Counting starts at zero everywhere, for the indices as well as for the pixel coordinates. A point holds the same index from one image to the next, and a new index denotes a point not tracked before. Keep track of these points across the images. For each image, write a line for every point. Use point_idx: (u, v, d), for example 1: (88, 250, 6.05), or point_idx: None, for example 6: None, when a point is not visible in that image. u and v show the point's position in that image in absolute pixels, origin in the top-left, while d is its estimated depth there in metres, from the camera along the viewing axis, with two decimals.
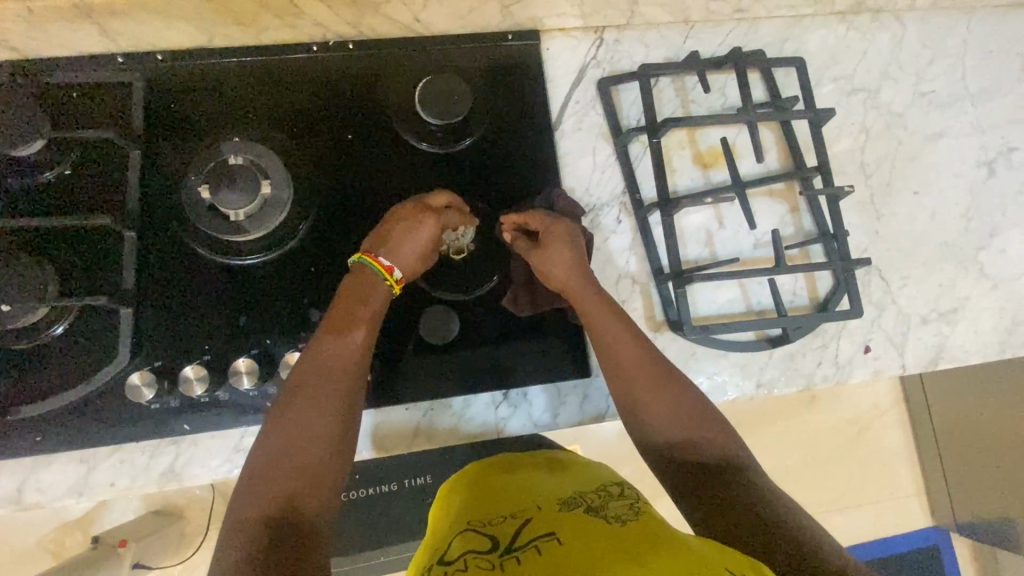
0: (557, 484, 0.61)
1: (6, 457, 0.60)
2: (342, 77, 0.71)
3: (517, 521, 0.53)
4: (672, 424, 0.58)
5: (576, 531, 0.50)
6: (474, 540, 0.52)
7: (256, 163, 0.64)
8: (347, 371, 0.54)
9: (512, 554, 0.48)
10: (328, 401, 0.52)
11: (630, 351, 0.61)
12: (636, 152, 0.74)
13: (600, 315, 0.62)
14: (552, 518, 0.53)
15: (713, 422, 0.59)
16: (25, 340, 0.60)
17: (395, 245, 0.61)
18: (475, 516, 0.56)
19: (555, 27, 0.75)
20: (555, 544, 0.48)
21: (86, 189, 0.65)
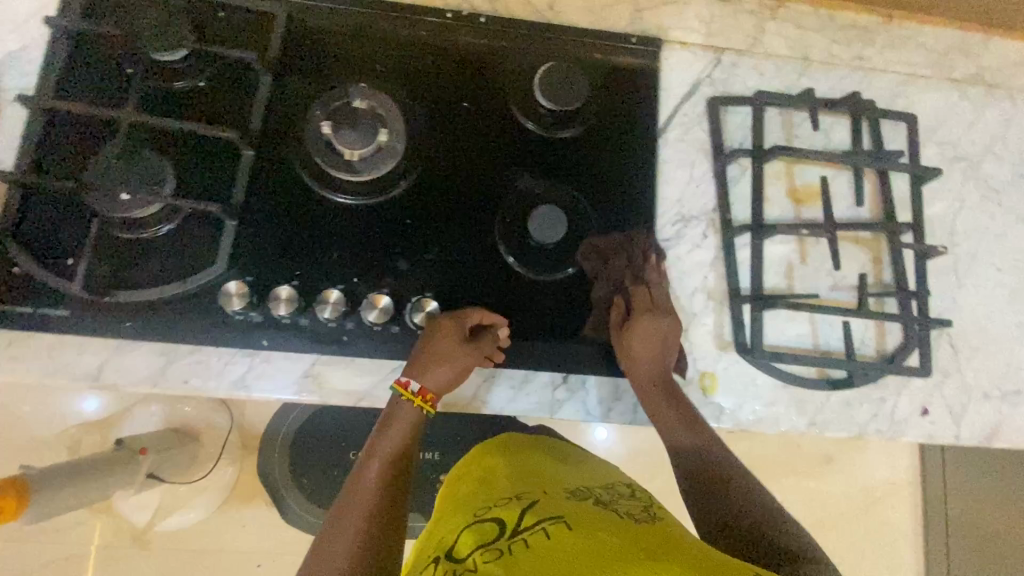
0: (562, 478, 0.65)
1: (94, 335, 0.63)
2: (469, 46, 0.73)
3: (521, 504, 0.57)
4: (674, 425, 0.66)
5: (586, 518, 0.53)
6: (482, 528, 0.55)
7: (377, 110, 0.67)
8: (372, 490, 0.61)
9: (520, 535, 0.52)
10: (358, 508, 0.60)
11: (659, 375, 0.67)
12: (734, 174, 0.75)
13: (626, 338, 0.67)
14: (562, 508, 0.56)
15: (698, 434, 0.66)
16: (133, 230, 0.63)
17: (436, 370, 0.64)
18: (484, 500, 0.60)
19: (678, 40, 0.77)
20: (562, 528, 0.51)
21: (212, 102, 0.68)
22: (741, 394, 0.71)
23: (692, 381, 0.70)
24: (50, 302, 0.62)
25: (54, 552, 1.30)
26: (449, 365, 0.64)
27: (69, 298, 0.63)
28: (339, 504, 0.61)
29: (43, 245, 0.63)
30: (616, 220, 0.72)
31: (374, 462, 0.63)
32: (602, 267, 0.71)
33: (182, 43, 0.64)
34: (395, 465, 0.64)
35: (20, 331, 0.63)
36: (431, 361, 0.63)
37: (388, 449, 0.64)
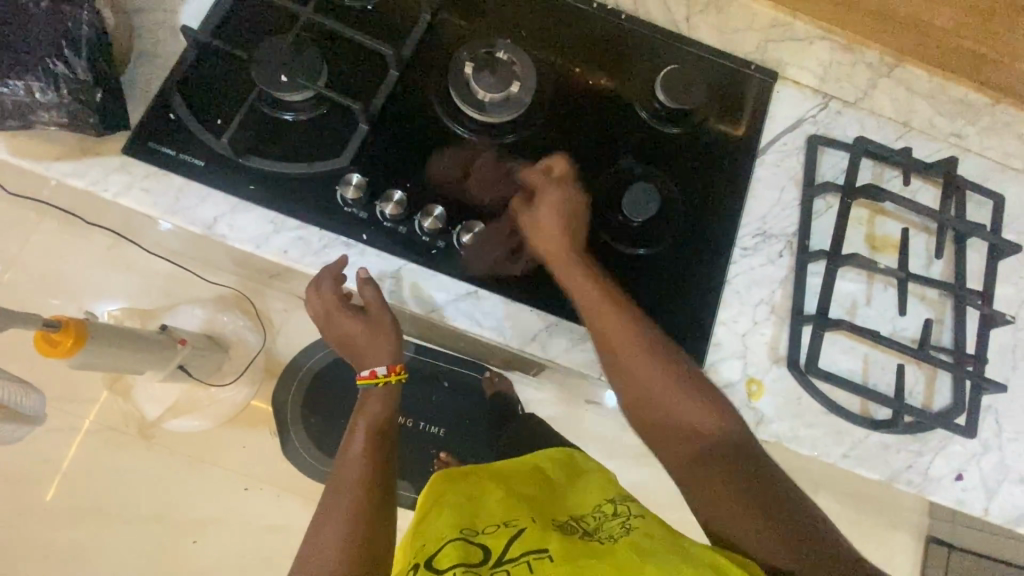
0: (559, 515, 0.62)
1: (220, 188, 0.69)
2: (604, 34, 0.80)
3: (509, 533, 0.59)
4: (655, 383, 0.66)
5: (570, 551, 0.55)
6: (465, 549, 0.57)
7: (515, 65, 0.74)
8: (360, 472, 0.66)
9: (501, 568, 0.55)
10: (348, 473, 0.66)
11: (615, 329, 0.67)
12: (819, 207, 0.79)
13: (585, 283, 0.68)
14: (548, 535, 0.58)
15: (650, 349, 0.67)
16: (279, 110, 0.70)
17: (368, 358, 0.71)
18: (468, 518, 0.61)
19: (792, 77, 0.83)
20: (547, 563, 0.54)
21: (374, 23, 0.76)
22: (784, 409, 0.72)
23: (739, 382, 0.72)
24: (193, 151, 0.69)
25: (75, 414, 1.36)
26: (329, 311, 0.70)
27: (208, 151, 0.70)
28: (334, 481, 0.66)
29: (199, 101, 0.71)
30: (700, 219, 0.77)
31: (356, 443, 0.69)
32: (679, 256, 0.75)
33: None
34: (374, 446, 0.69)
35: (158, 167, 0.69)
36: (343, 335, 0.71)
37: (360, 425, 0.70)
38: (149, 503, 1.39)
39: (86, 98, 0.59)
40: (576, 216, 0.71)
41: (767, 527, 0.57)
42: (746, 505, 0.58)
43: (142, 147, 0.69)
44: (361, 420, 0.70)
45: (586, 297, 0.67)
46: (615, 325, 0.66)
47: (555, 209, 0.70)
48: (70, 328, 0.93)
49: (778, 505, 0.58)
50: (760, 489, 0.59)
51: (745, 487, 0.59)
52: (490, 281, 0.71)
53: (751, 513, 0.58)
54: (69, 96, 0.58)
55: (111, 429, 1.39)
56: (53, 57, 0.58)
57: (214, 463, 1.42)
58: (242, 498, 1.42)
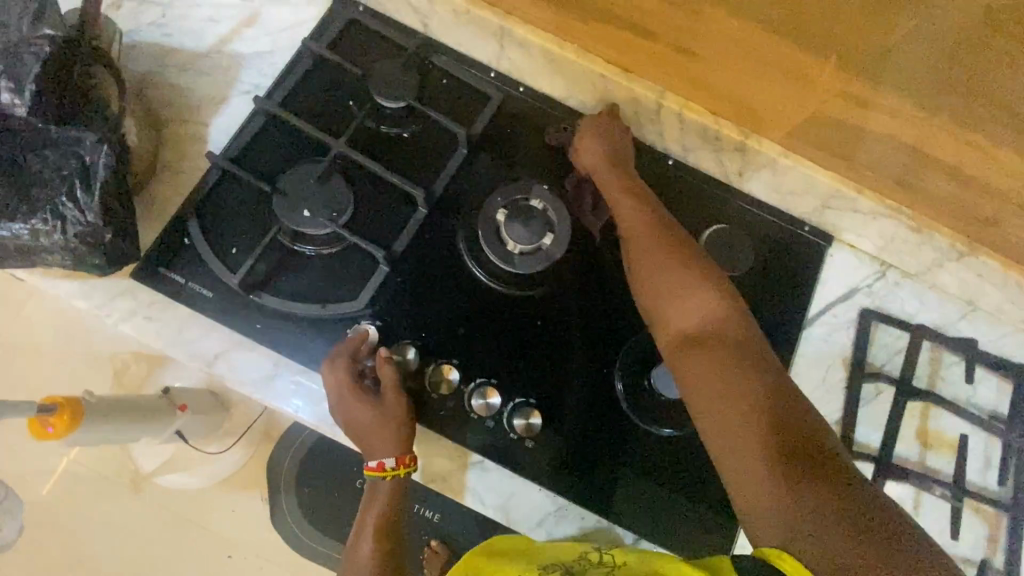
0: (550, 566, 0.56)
1: (226, 325, 0.65)
2: (648, 179, 0.75)
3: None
4: (692, 310, 0.60)
5: None
6: None
7: (551, 215, 0.70)
8: (364, 567, 0.62)
9: None
10: None
11: (667, 266, 0.63)
12: (867, 393, 0.72)
13: (640, 231, 0.66)
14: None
15: (686, 282, 0.61)
16: (297, 243, 0.67)
17: (372, 447, 0.62)
18: None
19: (848, 242, 0.76)
20: None
21: (409, 157, 0.74)
22: None
23: None
24: (204, 281, 0.66)
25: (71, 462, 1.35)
26: (345, 386, 0.62)
27: (218, 282, 0.66)
28: (347, 573, 0.63)
29: (217, 226, 0.68)
30: None
31: (363, 543, 0.63)
32: None
33: (405, 98, 0.71)
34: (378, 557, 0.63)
35: (164, 296, 0.66)
36: (350, 429, 0.63)
37: (369, 523, 0.64)
38: (130, 561, 1.35)
39: (93, 241, 0.56)
40: (615, 149, 0.71)
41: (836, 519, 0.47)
42: (794, 485, 0.49)
43: (152, 274, 0.66)
44: (368, 523, 0.64)
45: (633, 223, 0.66)
46: (655, 266, 0.63)
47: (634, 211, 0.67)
48: (66, 411, 0.90)
49: (825, 477, 0.49)
50: (815, 469, 0.50)
51: (799, 475, 0.49)
52: (499, 452, 0.65)
53: (806, 487, 0.48)
54: (75, 240, 0.55)
55: (102, 479, 1.36)
56: (62, 196, 0.55)
57: (202, 525, 1.39)
58: (225, 566, 1.38)
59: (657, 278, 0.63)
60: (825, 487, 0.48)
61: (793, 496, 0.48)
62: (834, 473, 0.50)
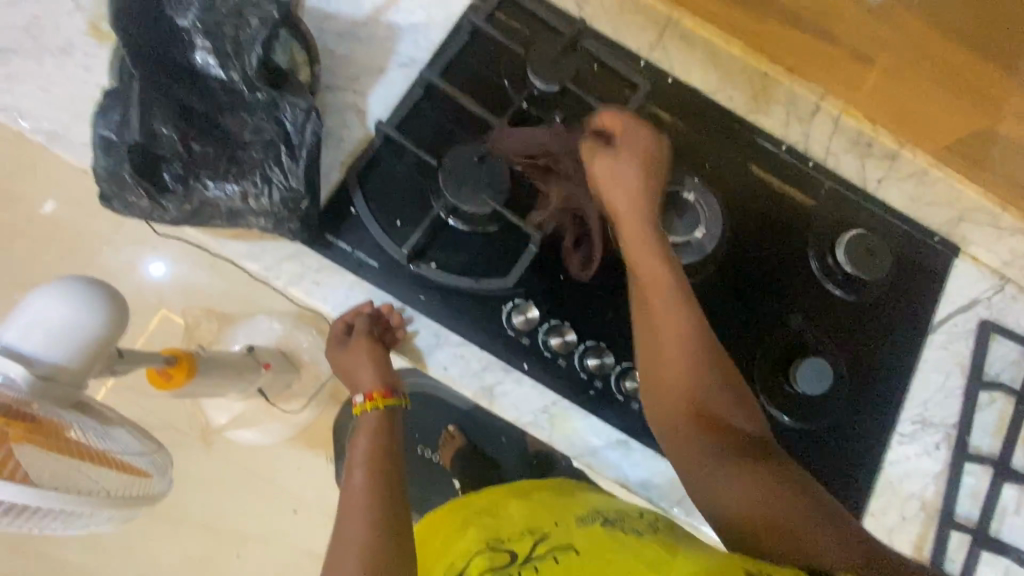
0: (576, 503, 0.70)
1: (392, 294, 0.68)
2: (788, 180, 0.77)
3: (533, 539, 0.62)
4: (660, 331, 0.61)
5: (596, 543, 0.58)
6: (496, 554, 0.61)
7: (701, 210, 0.71)
8: (363, 486, 0.59)
9: (531, 564, 0.59)
10: (360, 494, 0.59)
11: (661, 320, 0.61)
12: (981, 401, 0.76)
13: (653, 262, 0.63)
14: (570, 532, 0.62)
15: (660, 310, 0.61)
16: (458, 219, 0.68)
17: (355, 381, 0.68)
18: (499, 530, 0.65)
19: (973, 254, 0.78)
20: (573, 557, 0.58)
21: (559, 139, 0.74)
22: None
23: None
24: (368, 251, 0.68)
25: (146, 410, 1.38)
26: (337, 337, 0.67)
27: (383, 253, 0.68)
28: (347, 502, 0.59)
29: (381, 198, 0.69)
30: (860, 395, 0.74)
31: (357, 461, 0.62)
32: (835, 433, 0.72)
33: (563, 82, 0.71)
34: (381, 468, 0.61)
35: (331, 261, 0.67)
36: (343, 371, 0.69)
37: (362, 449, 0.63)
38: (200, 510, 1.40)
39: (293, 207, 0.57)
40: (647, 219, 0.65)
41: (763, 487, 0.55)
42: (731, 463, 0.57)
43: (320, 239, 0.67)
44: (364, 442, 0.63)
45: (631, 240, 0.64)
46: (649, 283, 0.62)
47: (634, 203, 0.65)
48: (183, 364, 0.93)
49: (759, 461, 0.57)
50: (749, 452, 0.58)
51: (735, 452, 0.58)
52: (643, 433, 0.69)
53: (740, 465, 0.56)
54: (279, 204, 0.56)
55: (173, 429, 1.40)
56: (271, 161, 0.57)
57: (268, 479, 1.43)
58: (290, 520, 1.42)
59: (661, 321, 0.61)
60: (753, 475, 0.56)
61: (741, 492, 0.55)
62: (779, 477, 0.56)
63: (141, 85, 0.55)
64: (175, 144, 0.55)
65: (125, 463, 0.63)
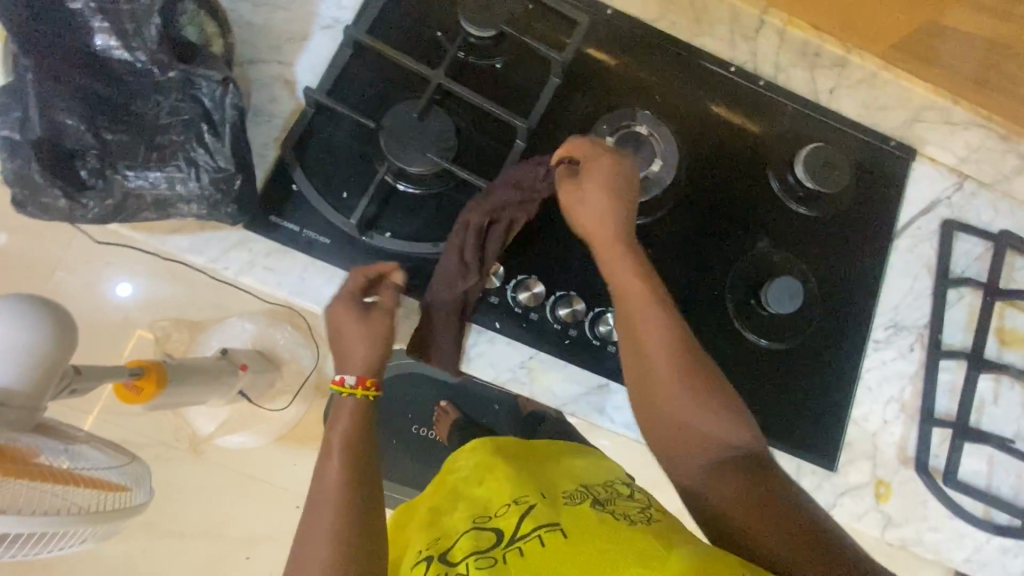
0: (567, 475, 0.67)
1: (348, 268, 0.65)
2: (740, 102, 0.75)
3: (518, 510, 0.59)
4: (648, 360, 0.59)
5: (584, 527, 0.55)
6: (479, 535, 0.58)
7: (656, 143, 0.69)
8: (333, 472, 0.56)
9: (514, 544, 0.55)
10: (328, 483, 0.55)
11: (651, 353, 0.59)
12: (950, 299, 0.76)
13: (628, 280, 0.61)
14: (558, 511, 0.58)
15: (641, 347, 0.60)
16: (406, 183, 0.66)
17: (345, 363, 0.62)
18: (489, 503, 0.63)
19: (931, 155, 0.78)
20: (559, 538, 0.54)
21: (502, 88, 0.71)
22: (911, 513, 0.71)
23: (868, 484, 0.70)
24: (317, 228, 0.65)
25: (129, 428, 1.35)
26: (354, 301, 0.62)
27: (334, 228, 0.65)
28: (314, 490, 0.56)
29: (323, 171, 0.66)
30: (832, 308, 0.74)
31: (334, 437, 0.58)
32: (812, 349, 0.72)
33: (497, 25, 0.67)
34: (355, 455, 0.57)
35: (280, 244, 0.64)
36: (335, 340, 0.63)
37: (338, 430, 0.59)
38: (201, 518, 1.38)
39: (227, 187, 0.54)
40: (616, 214, 0.62)
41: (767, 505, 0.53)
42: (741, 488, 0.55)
43: (264, 223, 0.64)
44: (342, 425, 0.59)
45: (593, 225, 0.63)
46: (614, 258, 0.62)
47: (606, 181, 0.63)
48: (152, 375, 0.89)
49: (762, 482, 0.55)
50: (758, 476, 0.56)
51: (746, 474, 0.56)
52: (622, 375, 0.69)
53: (748, 490, 0.54)
54: (211, 186, 0.53)
55: (160, 444, 1.37)
56: (193, 142, 0.53)
57: (265, 480, 1.41)
58: (294, 515, 1.42)
59: (652, 339, 0.60)
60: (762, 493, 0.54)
61: (752, 515, 0.53)
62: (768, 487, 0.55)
63: (33, 74, 0.50)
64: (84, 135, 0.51)
65: (93, 479, 0.60)
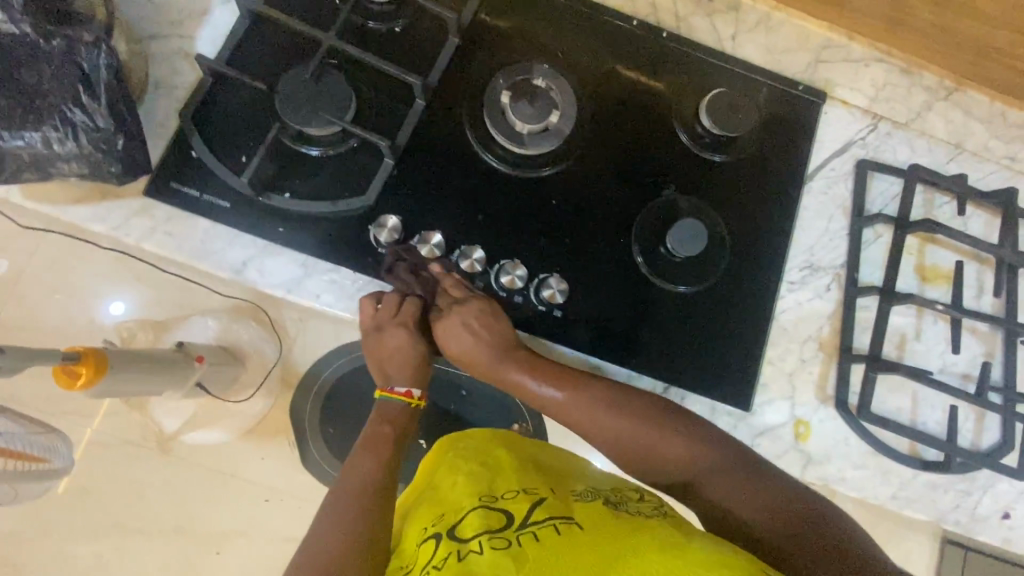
0: (576, 479, 0.70)
1: (249, 231, 0.66)
2: (644, 54, 0.76)
3: (530, 499, 0.63)
4: (589, 430, 0.68)
5: (596, 518, 0.58)
6: (490, 515, 0.61)
7: (555, 95, 0.70)
8: (362, 487, 0.65)
9: (527, 529, 0.58)
10: (357, 490, 0.64)
11: (587, 421, 0.67)
12: (867, 238, 0.76)
13: (522, 377, 0.68)
14: (569, 506, 0.62)
15: (573, 420, 0.68)
16: (302, 143, 0.67)
17: (392, 376, 0.71)
18: (498, 486, 0.66)
19: (841, 97, 0.78)
20: (574, 528, 0.57)
21: (404, 48, 0.71)
22: (833, 450, 0.71)
23: (787, 424, 0.70)
24: (216, 192, 0.66)
25: None
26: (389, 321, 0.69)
27: (234, 192, 0.66)
28: (338, 488, 0.65)
29: (221, 136, 0.66)
30: (746, 252, 0.74)
31: (365, 459, 0.67)
32: (723, 292, 0.72)
33: None
34: (387, 464, 0.67)
35: (182, 210, 0.66)
36: (382, 361, 0.70)
37: (377, 453, 0.68)
38: None
39: (108, 147, 0.57)
40: (463, 302, 0.69)
41: (769, 510, 0.59)
42: (733, 492, 0.61)
43: (164, 189, 0.65)
44: (369, 448, 0.67)
45: (468, 361, 0.69)
46: (501, 372, 0.68)
47: (449, 329, 0.69)
48: (87, 361, 0.87)
49: (750, 479, 0.61)
50: (736, 474, 0.62)
51: (735, 479, 0.62)
52: (532, 324, 0.70)
53: (750, 495, 0.60)
54: (90, 146, 0.56)
55: None
56: (69, 102, 0.54)
57: None
58: None
59: (581, 418, 0.67)
60: (766, 498, 0.60)
61: (767, 519, 0.58)
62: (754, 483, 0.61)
63: None
64: None
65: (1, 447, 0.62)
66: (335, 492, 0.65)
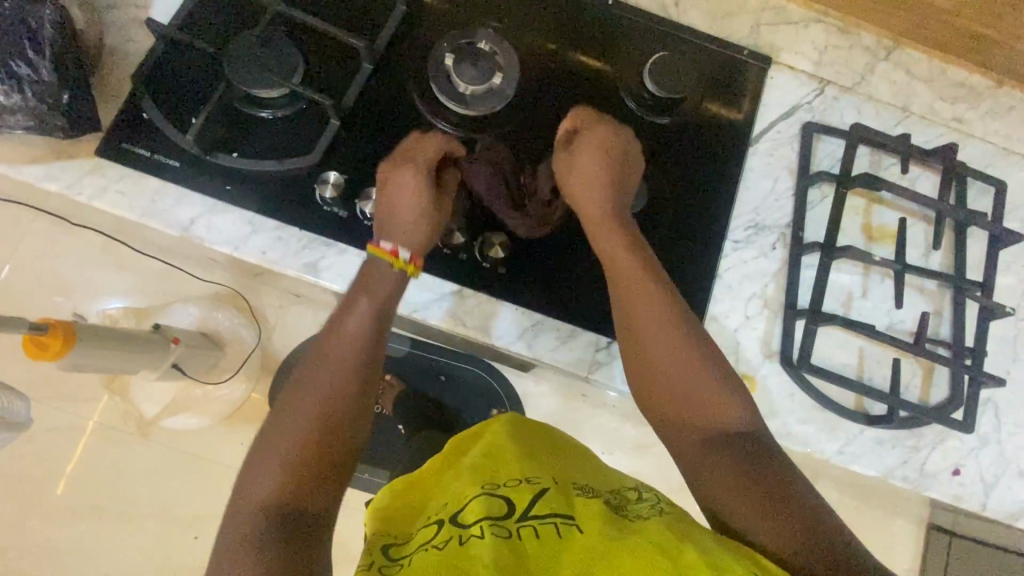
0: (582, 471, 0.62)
1: (196, 190, 0.68)
2: (589, 21, 0.77)
3: (531, 489, 0.55)
4: (673, 373, 0.62)
5: (598, 519, 0.51)
6: (490, 500, 0.53)
7: (498, 57, 0.71)
8: (341, 364, 0.61)
9: (528, 523, 0.50)
10: (331, 365, 0.61)
11: (677, 368, 0.61)
12: (812, 198, 0.77)
13: (641, 272, 0.65)
14: (569, 501, 0.54)
15: (676, 377, 0.62)
16: (247, 104, 0.68)
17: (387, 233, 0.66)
18: (499, 470, 0.58)
19: (786, 62, 0.79)
20: (573, 532, 0.50)
21: (351, 15, 0.73)
22: (778, 405, 0.71)
23: None
24: (166, 152, 0.68)
25: None
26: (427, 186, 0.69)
27: (183, 152, 0.68)
28: (322, 350, 0.62)
29: (172, 99, 0.69)
30: (691, 212, 0.75)
31: (352, 317, 0.63)
32: (666, 249, 0.74)
33: None
34: (365, 338, 0.63)
35: (131, 169, 0.67)
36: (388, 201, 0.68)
37: (353, 332, 0.63)
38: None
39: (53, 101, 0.58)
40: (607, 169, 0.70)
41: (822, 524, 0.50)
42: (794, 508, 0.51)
43: (116, 150, 0.67)
44: (350, 343, 0.62)
45: (606, 220, 0.69)
46: (619, 258, 0.66)
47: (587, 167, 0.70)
48: (57, 331, 0.87)
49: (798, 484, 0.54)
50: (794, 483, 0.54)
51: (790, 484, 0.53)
52: (474, 280, 0.70)
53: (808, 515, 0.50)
54: (35, 98, 0.58)
55: None
56: (14, 57, 0.57)
57: None
58: None
59: (659, 351, 0.62)
60: (821, 515, 0.51)
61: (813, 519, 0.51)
62: (776, 474, 0.54)
63: None
64: None
65: None
66: (306, 365, 0.62)
